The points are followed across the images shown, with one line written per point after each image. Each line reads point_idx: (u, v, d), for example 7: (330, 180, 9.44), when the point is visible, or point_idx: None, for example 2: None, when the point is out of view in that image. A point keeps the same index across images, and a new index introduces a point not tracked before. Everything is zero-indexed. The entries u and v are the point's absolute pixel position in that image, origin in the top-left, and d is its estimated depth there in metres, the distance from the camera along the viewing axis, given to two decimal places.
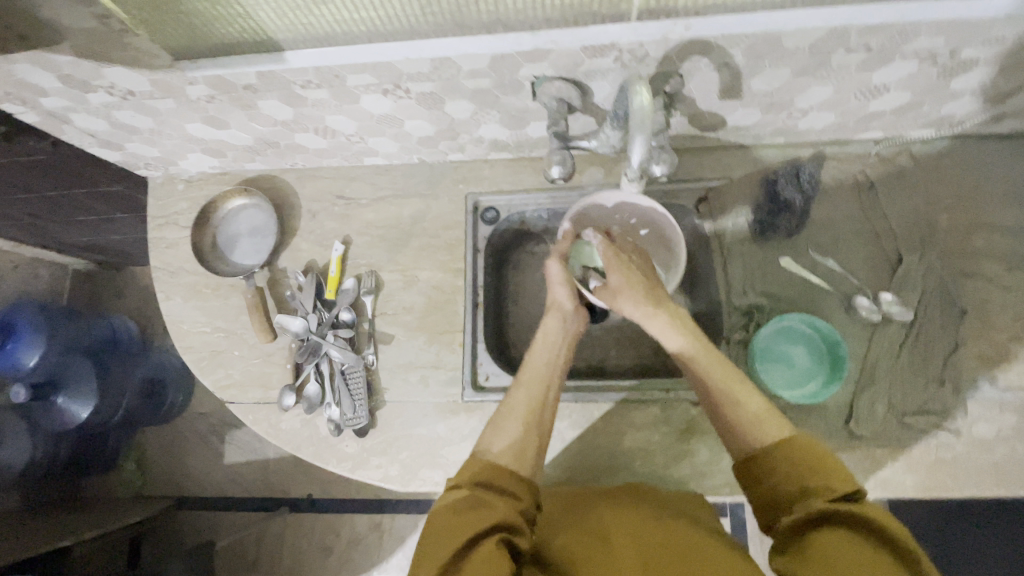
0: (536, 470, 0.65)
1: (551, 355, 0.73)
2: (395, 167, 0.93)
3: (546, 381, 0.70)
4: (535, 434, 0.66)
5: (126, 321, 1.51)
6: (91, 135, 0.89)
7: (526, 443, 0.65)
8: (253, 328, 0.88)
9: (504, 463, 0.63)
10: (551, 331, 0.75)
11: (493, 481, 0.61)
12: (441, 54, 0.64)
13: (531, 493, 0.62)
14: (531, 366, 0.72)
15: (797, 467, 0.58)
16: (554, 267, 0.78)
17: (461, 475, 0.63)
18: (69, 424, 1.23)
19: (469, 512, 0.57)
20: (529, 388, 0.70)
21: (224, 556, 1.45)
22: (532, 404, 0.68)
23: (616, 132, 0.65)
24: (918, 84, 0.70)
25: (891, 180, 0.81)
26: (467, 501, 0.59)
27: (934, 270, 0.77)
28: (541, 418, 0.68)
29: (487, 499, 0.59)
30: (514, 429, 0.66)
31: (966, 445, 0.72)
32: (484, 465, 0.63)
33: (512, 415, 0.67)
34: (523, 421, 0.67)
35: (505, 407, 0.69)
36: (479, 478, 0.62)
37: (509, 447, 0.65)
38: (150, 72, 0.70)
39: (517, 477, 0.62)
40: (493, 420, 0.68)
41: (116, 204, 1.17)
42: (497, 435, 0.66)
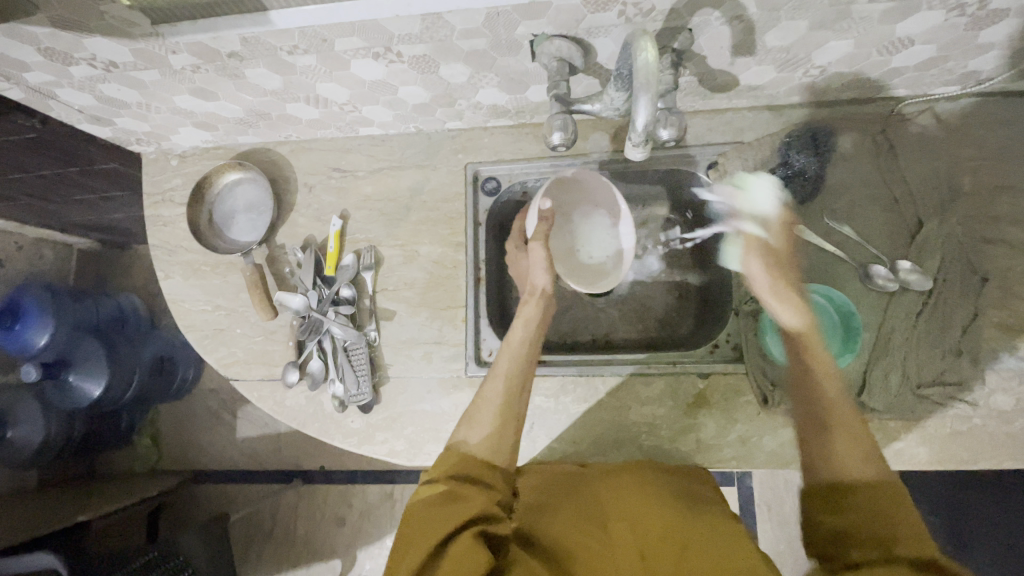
0: (514, 454, 0.65)
1: (527, 345, 0.73)
2: (391, 138, 0.89)
3: (524, 366, 0.71)
4: (512, 421, 0.66)
5: (130, 298, 1.50)
6: (79, 111, 0.86)
7: (501, 432, 0.64)
8: (254, 307, 0.87)
9: (480, 454, 0.63)
10: (530, 318, 0.75)
11: (472, 473, 0.60)
12: (432, 10, 0.59)
13: (506, 481, 0.62)
14: (508, 355, 0.71)
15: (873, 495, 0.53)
16: (540, 250, 0.79)
17: (437, 468, 0.62)
18: (81, 404, 1.25)
19: (447, 505, 0.57)
20: (506, 379, 0.69)
21: (241, 527, 1.49)
22: (510, 394, 0.68)
23: (621, 92, 0.61)
24: (945, 36, 0.65)
25: (913, 143, 0.77)
26: (446, 495, 0.58)
27: (955, 235, 0.73)
28: (518, 407, 0.68)
29: (463, 492, 0.58)
30: (492, 420, 0.65)
31: (982, 416, 0.71)
32: (460, 457, 0.62)
33: (489, 404, 0.67)
34: (499, 413, 0.66)
35: (482, 397, 0.68)
36: (456, 471, 0.60)
37: (487, 439, 0.64)
38: (131, 42, 0.67)
39: (496, 468, 0.62)
40: (467, 414, 0.67)
41: (112, 180, 1.15)
42: (473, 428, 0.65)
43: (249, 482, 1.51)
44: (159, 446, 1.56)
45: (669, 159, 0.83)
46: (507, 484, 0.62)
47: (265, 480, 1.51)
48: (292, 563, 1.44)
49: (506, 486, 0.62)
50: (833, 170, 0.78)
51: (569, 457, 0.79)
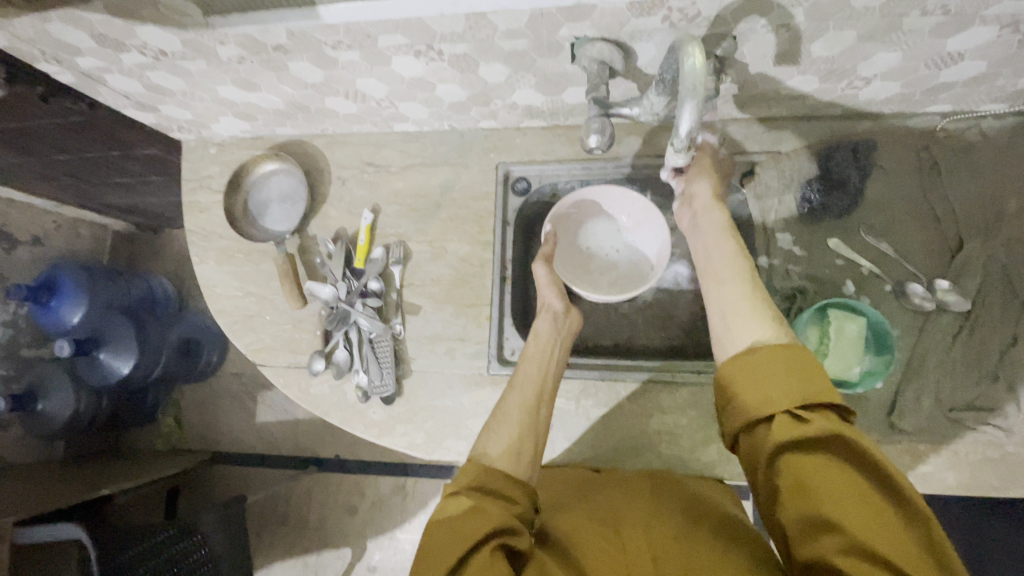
0: (533, 469, 0.66)
1: (541, 359, 0.74)
2: (425, 135, 0.90)
3: (540, 381, 0.72)
4: (530, 434, 0.67)
5: (162, 281, 1.55)
6: (125, 96, 0.89)
7: (521, 445, 0.66)
8: (284, 295, 0.88)
9: (501, 466, 0.63)
10: (544, 334, 0.76)
11: (492, 484, 0.61)
12: (478, 9, 0.60)
13: (527, 496, 0.63)
14: (523, 369, 0.73)
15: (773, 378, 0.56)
16: (541, 270, 0.81)
17: (458, 480, 0.63)
18: (110, 381, 1.29)
19: (468, 519, 0.57)
20: (522, 389, 0.71)
21: (255, 510, 1.52)
22: (526, 407, 0.69)
23: (661, 97, 0.60)
24: (997, 53, 0.63)
25: (957, 160, 0.75)
26: (467, 506, 0.59)
27: (996, 257, 0.72)
28: (536, 419, 0.69)
29: (484, 506, 0.59)
30: (512, 433, 0.67)
31: (1017, 444, 0.68)
32: (481, 470, 0.63)
33: (507, 417, 0.68)
34: (517, 425, 0.67)
35: (500, 411, 0.70)
36: (477, 482, 0.61)
37: (507, 451, 0.65)
38: (181, 32, 0.69)
39: (515, 482, 0.62)
40: (487, 426, 0.69)
41: (152, 165, 1.18)
42: (492, 439, 0.67)
43: (266, 466, 1.54)
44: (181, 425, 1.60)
45: None
46: (527, 498, 0.63)
47: (281, 465, 1.54)
48: (303, 549, 1.47)
49: (527, 501, 0.63)
50: (872, 186, 0.77)
51: (587, 461, 0.79)
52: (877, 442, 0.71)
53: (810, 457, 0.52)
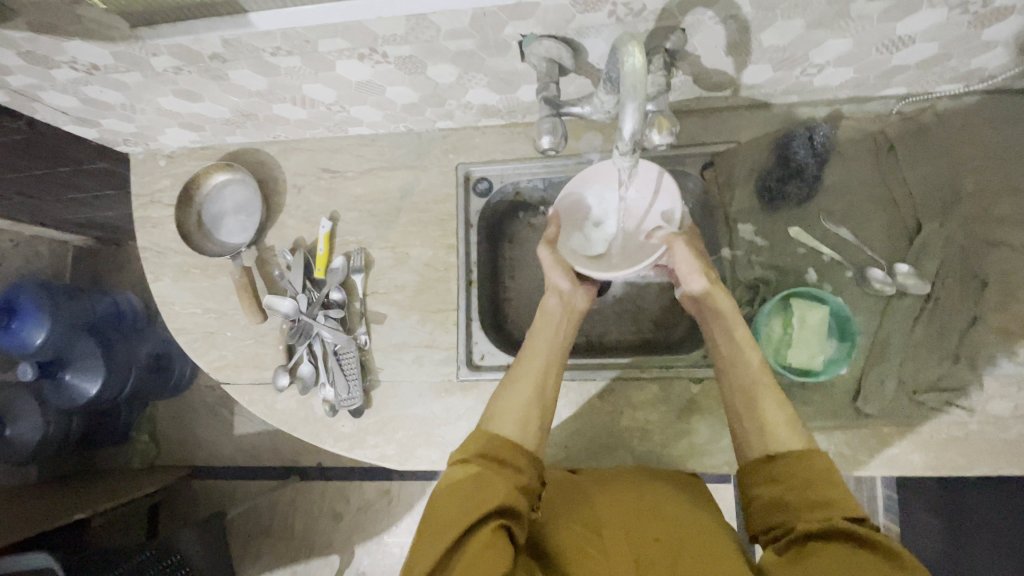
0: (541, 438, 0.65)
1: (551, 330, 0.72)
2: (381, 137, 0.88)
3: (549, 350, 0.71)
4: (538, 405, 0.66)
5: (127, 295, 1.47)
6: (64, 112, 0.85)
7: (529, 414, 0.65)
8: (243, 309, 0.86)
9: (510, 434, 0.63)
10: (550, 308, 0.74)
11: (500, 453, 0.61)
12: (417, 11, 0.58)
13: (532, 465, 0.62)
14: (531, 341, 0.72)
15: (809, 478, 0.57)
16: (543, 253, 0.76)
17: (468, 448, 0.62)
18: (78, 402, 1.25)
19: (472, 492, 0.57)
20: (531, 359, 0.70)
21: (239, 522, 1.50)
22: (535, 376, 0.68)
23: (610, 96, 0.59)
24: (946, 35, 0.63)
25: (913, 141, 0.74)
26: (475, 476, 0.59)
27: (956, 239, 0.71)
28: (544, 390, 0.68)
29: (490, 476, 0.58)
30: (519, 401, 0.66)
31: (979, 422, 0.70)
32: (490, 438, 0.62)
33: (515, 386, 0.68)
34: (527, 392, 0.67)
35: (511, 378, 0.69)
36: (487, 450, 0.61)
37: (515, 417, 0.64)
38: (111, 45, 0.65)
39: (525, 452, 0.62)
40: (496, 392, 0.68)
41: (103, 180, 1.13)
42: (500, 406, 0.66)
43: (248, 478, 1.52)
44: (157, 441, 1.57)
45: (664, 159, 0.81)
46: (533, 470, 0.62)
47: (263, 476, 1.51)
48: (291, 558, 1.45)
49: (533, 471, 0.62)
50: (831, 172, 0.77)
51: (562, 461, 0.79)
52: (844, 427, 0.72)
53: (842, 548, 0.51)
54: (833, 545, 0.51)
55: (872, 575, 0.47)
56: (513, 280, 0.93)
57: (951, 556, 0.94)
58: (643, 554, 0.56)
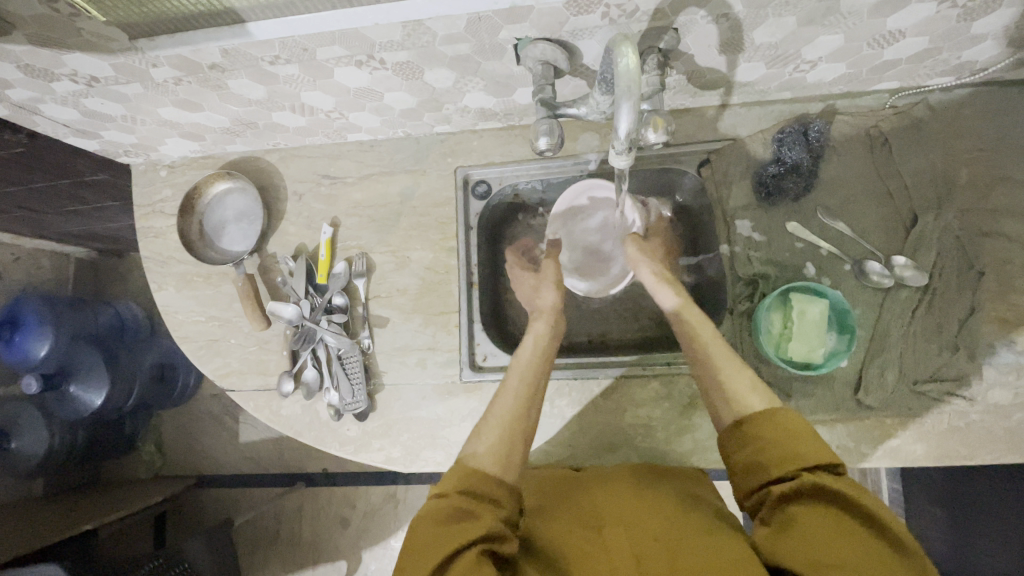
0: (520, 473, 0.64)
1: (535, 361, 0.74)
2: (380, 143, 0.88)
3: (532, 383, 0.71)
4: (519, 438, 0.66)
5: (128, 305, 1.47)
6: (65, 125, 0.86)
7: (509, 449, 0.64)
8: (246, 316, 0.86)
9: (487, 467, 0.62)
10: (537, 336, 0.77)
11: (479, 486, 0.59)
12: (413, 17, 0.58)
13: (513, 499, 0.60)
14: (516, 370, 0.73)
15: (778, 437, 0.57)
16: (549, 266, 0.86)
17: (445, 483, 0.61)
18: (83, 413, 1.25)
19: (454, 524, 0.55)
20: (513, 395, 0.70)
21: (246, 530, 1.50)
22: (517, 411, 0.68)
23: (606, 96, 0.60)
24: (936, 28, 0.63)
25: (907, 133, 0.75)
26: (452, 510, 0.57)
27: (951, 229, 0.72)
28: (526, 424, 0.68)
29: (472, 510, 0.57)
30: (499, 435, 0.65)
31: (980, 412, 0.70)
32: (470, 472, 0.61)
33: (496, 418, 0.67)
34: (506, 428, 0.66)
35: (491, 412, 0.69)
36: (463, 485, 0.60)
37: (495, 452, 0.64)
38: (111, 57, 0.66)
39: (502, 483, 0.60)
40: (476, 429, 0.68)
41: (105, 192, 1.14)
42: (480, 441, 0.65)
43: (253, 486, 1.52)
44: (162, 451, 1.58)
45: (660, 159, 0.82)
46: (513, 503, 0.60)
47: (268, 483, 1.52)
48: (298, 565, 1.45)
49: (512, 505, 0.60)
50: (826, 166, 0.77)
51: (566, 460, 0.79)
52: (846, 420, 0.72)
53: (819, 508, 0.51)
54: (811, 507, 0.52)
55: (850, 540, 0.48)
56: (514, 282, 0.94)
57: (958, 546, 0.94)
58: (641, 551, 0.56)
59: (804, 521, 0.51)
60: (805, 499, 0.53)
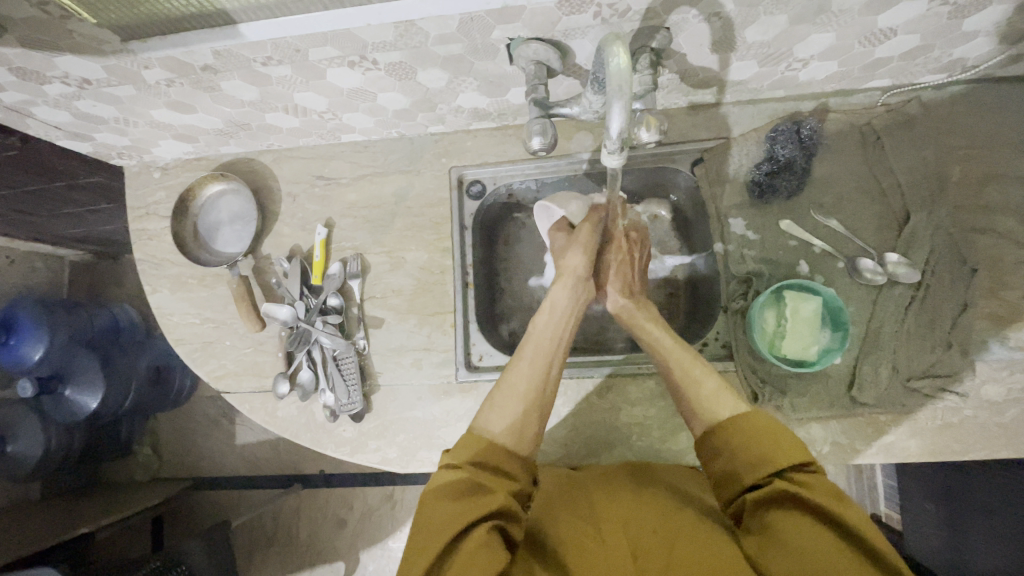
0: (534, 446, 0.65)
1: (557, 327, 0.72)
2: (374, 144, 0.88)
3: (552, 353, 0.70)
4: (536, 410, 0.66)
5: (124, 308, 1.47)
6: (57, 128, 0.85)
7: (525, 423, 0.64)
8: (241, 318, 0.86)
9: (505, 442, 0.63)
10: (559, 302, 0.74)
11: (493, 461, 0.60)
12: (405, 17, 0.58)
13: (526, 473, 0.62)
14: (534, 341, 0.71)
15: (751, 440, 0.58)
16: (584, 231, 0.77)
17: (459, 454, 0.61)
18: (78, 416, 1.24)
19: (466, 500, 0.56)
20: (533, 365, 0.69)
21: (243, 533, 1.50)
22: (536, 383, 0.67)
23: (598, 96, 0.60)
24: (927, 26, 0.64)
25: (898, 131, 0.75)
26: (467, 484, 0.58)
27: (943, 226, 0.72)
28: (544, 395, 0.68)
29: (485, 484, 0.58)
30: (519, 409, 0.65)
31: (973, 408, 0.70)
32: (489, 446, 0.61)
33: (515, 391, 0.66)
34: (525, 400, 0.66)
35: (508, 383, 0.68)
36: (478, 459, 0.60)
37: (512, 427, 0.64)
38: (103, 59, 0.66)
39: (517, 457, 0.62)
40: (491, 400, 0.67)
41: (98, 194, 1.14)
42: (498, 415, 0.65)
43: (251, 487, 1.52)
44: (159, 454, 1.57)
45: (654, 158, 0.83)
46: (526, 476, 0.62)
47: (266, 485, 1.51)
48: (296, 567, 1.45)
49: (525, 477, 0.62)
50: (819, 164, 0.78)
51: (562, 459, 0.79)
52: (841, 417, 0.73)
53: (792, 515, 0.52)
54: (784, 513, 0.53)
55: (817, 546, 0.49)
56: (509, 282, 0.94)
57: (953, 542, 0.95)
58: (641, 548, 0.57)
59: (783, 526, 0.52)
60: (780, 505, 0.54)
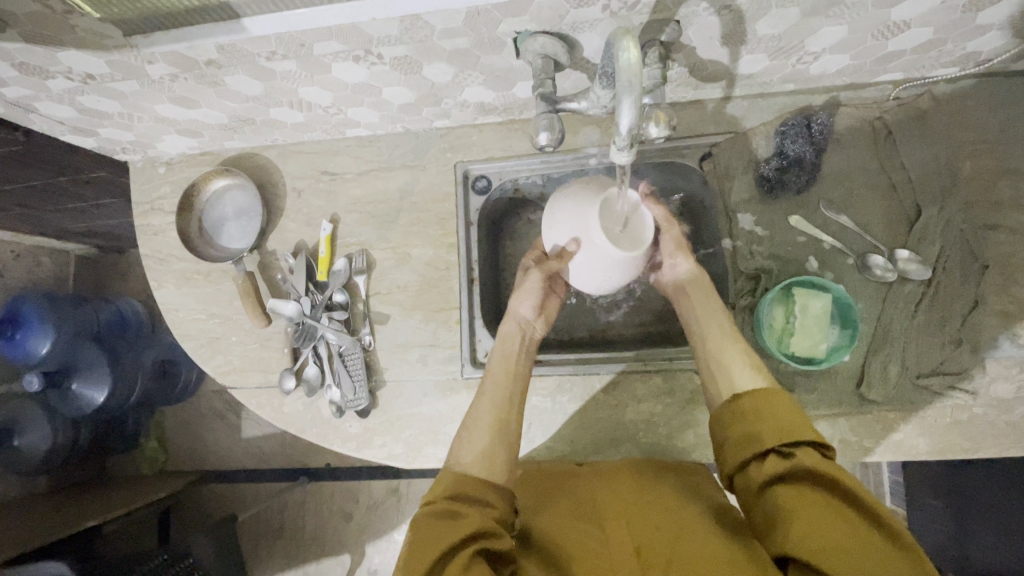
0: (509, 474, 0.65)
1: (508, 359, 0.73)
2: (379, 139, 0.88)
3: (508, 383, 0.71)
4: (503, 441, 0.67)
5: (130, 303, 1.47)
6: (61, 123, 0.85)
7: (494, 451, 0.66)
8: (246, 314, 0.86)
9: (476, 471, 0.64)
10: (508, 338, 0.75)
11: (466, 491, 0.61)
12: (410, 11, 0.57)
13: (502, 499, 0.62)
14: (491, 375, 0.72)
15: (765, 414, 0.59)
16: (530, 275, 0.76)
17: (433, 490, 0.63)
18: (86, 410, 1.26)
19: (446, 524, 0.57)
20: (492, 396, 0.70)
21: (250, 525, 1.51)
22: (498, 413, 0.69)
23: (607, 90, 0.59)
24: (942, 19, 0.62)
25: (910, 125, 0.74)
26: (443, 512, 0.59)
27: (955, 222, 0.71)
28: (507, 422, 0.68)
29: (462, 510, 0.59)
30: (483, 437, 0.66)
31: (983, 406, 0.70)
32: (457, 477, 0.62)
33: (479, 425, 0.68)
34: (488, 429, 0.67)
35: (472, 416, 0.69)
36: (452, 490, 0.61)
37: (480, 455, 0.65)
38: (107, 54, 0.66)
39: (490, 485, 0.62)
40: (460, 432, 0.69)
41: (104, 189, 1.14)
42: (464, 445, 0.67)
43: (256, 481, 1.53)
44: (166, 448, 1.58)
45: (661, 152, 0.82)
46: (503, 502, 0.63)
47: (272, 478, 1.52)
48: (302, 559, 1.46)
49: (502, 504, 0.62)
50: (828, 159, 0.77)
51: (567, 456, 0.79)
52: (848, 414, 0.72)
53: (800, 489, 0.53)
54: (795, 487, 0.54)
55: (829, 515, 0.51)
56: (515, 278, 0.94)
57: (959, 538, 0.95)
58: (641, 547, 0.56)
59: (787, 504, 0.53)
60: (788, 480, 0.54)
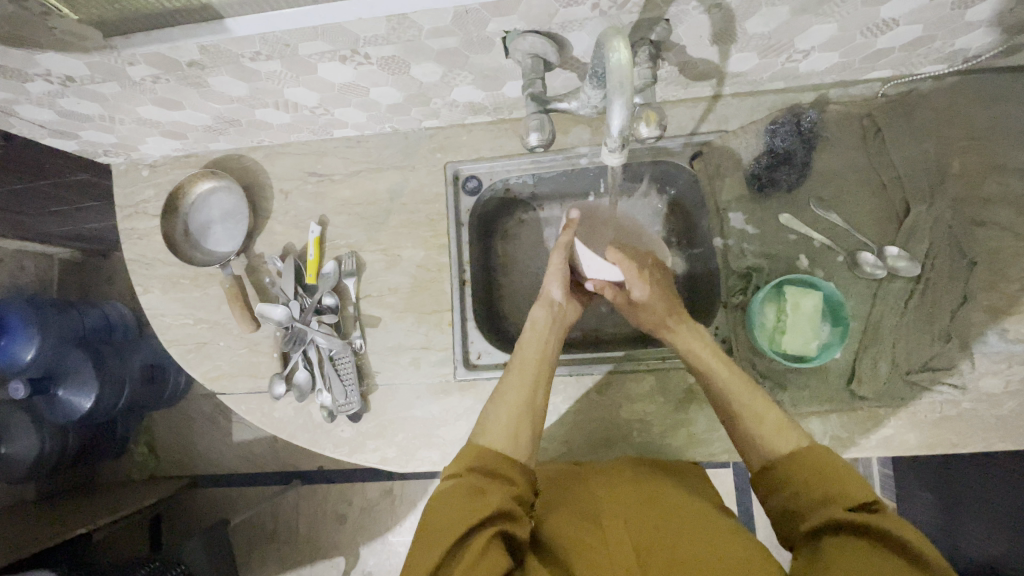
0: (532, 452, 0.65)
1: (540, 342, 0.73)
2: (367, 139, 0.87)
3: (539, 362, 0.72)
4: (529, 420, 0.66)
5: (117, 307, 1.45)
6: (41, 126, 0.83)
7: (519, 427, 0.65)
8: (235, 319, 0.85)
9: (500, 446, 0.63)
10: (537, 321, 0.76)
11: (491, 466, 0.61)
12: (397, 10, 0.57)
13: (525, 476, 0.62)
14: (521, 354, 0.73)
15: (815, 474, 0.57)
16: (556, 257, 0.78)
17: (458, 463, 0.63)
18: (73, 417, 1.23)
19: (469, 501, 0.57)
20: (521, 371, 0.71)
21: (242, 530, 1.50)
22: (523, 390, 0.68)
23: (597, 90, 0.59)
24: (930, 16, 0.62)
25: (899, 123, 0.74)
26: (467, 489, 0.59)
27: (943, 219, 0.72)
28: (535, 402, 0.68)
29: (484, 488, 0.59)
30: (510, 414, 0.66)
31: (973, 400, 0.70)
32: (481, 451, 0.63)
33: (505, 399, 0.68)
34: (513, 405, 0.67)
35: (499, 392, 0.69)
36: (476, 464, 0.61)
37: (506, 431, 0.65)
38: (86, 56, 0.64)
39: (515, 463, 0.62)
40: (484, 409, 0.69)
41: (87, 192, 1.11)
42: (488, 421, 0.66)
43: (248, 485, 1.51)
44: (155, 453, 1.56)
45: (652, 151, 0.81)
46: (525, 479, 0.62)
47: (264, 482, 1.51)
48: (296, 563, 1.45)
49: (524, 482, 0.62)
50: (819, 157, 0.77)
51: (562, 457, 0.79)
52: (840, 411, 0.73)
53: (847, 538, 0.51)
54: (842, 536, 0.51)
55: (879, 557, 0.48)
56: (507, 278, 0.94)
57: (948, 530, 0.96)
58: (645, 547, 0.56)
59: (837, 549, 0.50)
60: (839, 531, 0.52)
